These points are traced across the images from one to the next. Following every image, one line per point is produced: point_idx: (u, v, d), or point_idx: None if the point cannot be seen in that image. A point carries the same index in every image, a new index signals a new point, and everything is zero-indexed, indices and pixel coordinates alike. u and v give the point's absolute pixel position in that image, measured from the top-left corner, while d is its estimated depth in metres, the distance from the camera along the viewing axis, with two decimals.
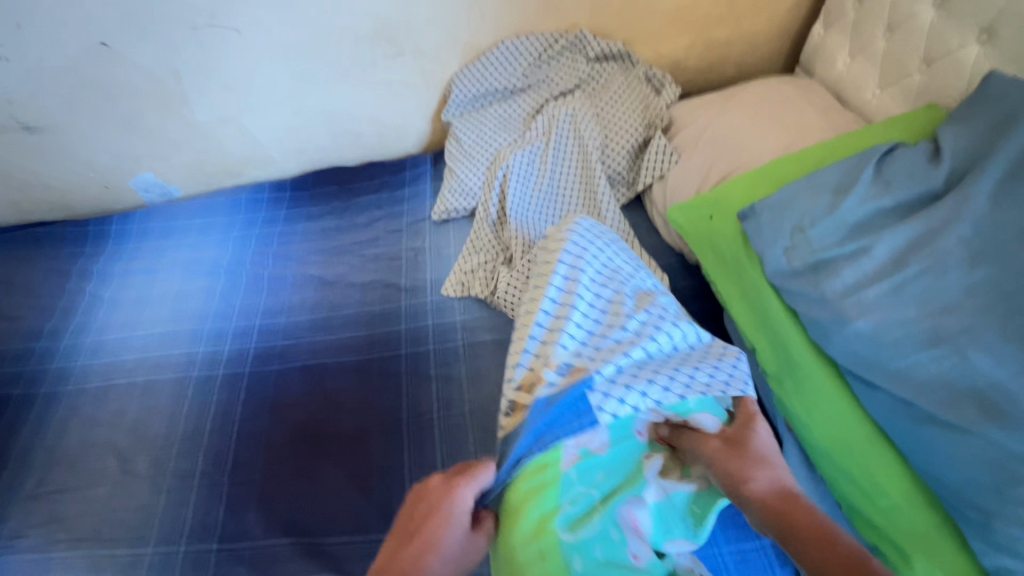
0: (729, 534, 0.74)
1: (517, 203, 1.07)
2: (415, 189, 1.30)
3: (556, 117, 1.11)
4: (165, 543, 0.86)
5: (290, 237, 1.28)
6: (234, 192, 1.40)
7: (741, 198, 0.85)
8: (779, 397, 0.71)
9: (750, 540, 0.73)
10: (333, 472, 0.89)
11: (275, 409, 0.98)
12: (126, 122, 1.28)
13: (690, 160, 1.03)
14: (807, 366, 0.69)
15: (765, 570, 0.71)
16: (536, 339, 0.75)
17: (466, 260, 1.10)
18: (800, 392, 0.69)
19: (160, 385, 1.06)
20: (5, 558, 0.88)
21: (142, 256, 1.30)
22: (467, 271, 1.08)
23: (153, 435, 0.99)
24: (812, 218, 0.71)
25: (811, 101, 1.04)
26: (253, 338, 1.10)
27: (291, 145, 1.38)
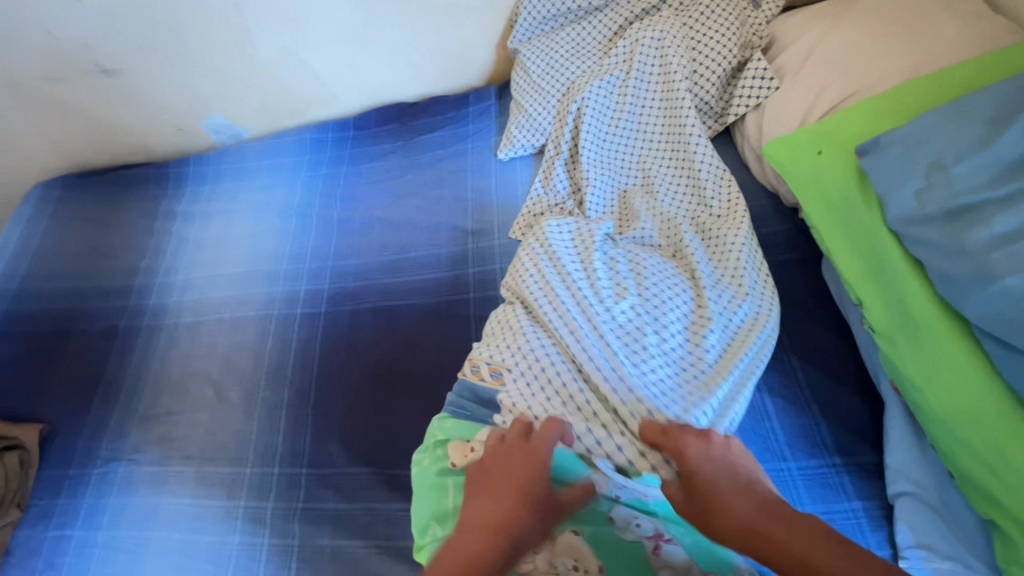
0: (813, 493, 0.68)
1: (592, 141, 1.00)
2: (480, 126, 1.24)
3: (639, 41, 1.00)
4: (261, 465, 0.94)
5: (356, 177, 1.27)
6: (299, 132, 1.40)
7: (862, 131, 0.73)
8: (886, 358, 0.65)
9: (839, 501, 0.67)
10: (408, 410, 0.93)
11: (352, 347, 1.02)
12: (193, 61, 1.28)
13: (795, 85, 0.91)
14: (929, 327, 0.61)
15: (851, 533, 0.65)
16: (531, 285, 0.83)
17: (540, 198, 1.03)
18: (914, 355, 0.62)
19: (245, 321, 1.13)
20: (130, 469, 1.00)
21: (218, 198, 1.35)
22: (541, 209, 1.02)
23: (242, 367, 1.06)
24: (957, 154, 0.60)
25: (954, 6, 0.86)
26: (326, 280, 1.13)
27: (352, 80, 1.34)
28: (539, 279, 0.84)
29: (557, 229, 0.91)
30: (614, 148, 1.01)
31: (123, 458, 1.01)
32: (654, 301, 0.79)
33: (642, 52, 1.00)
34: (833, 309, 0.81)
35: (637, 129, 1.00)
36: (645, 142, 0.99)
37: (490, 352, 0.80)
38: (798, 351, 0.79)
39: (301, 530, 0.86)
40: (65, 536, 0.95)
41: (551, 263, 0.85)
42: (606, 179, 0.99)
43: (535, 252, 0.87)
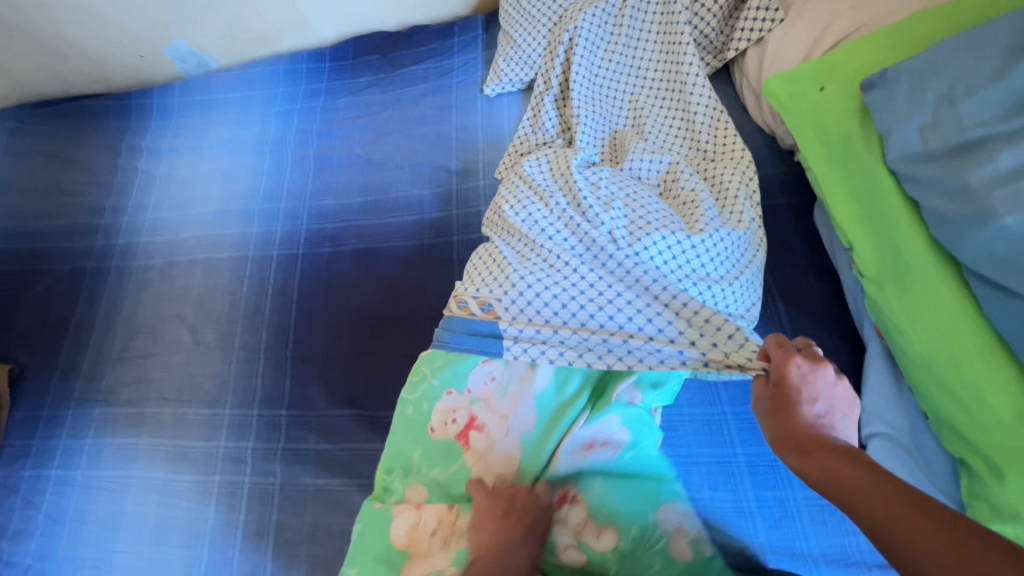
0: None
1: (584, 75, 0.94)
2: (466, 58, 1.16)
3: None
4: (240, 406, 0.93)
5: (333, 113, 1.20)
6: (271, 62, 1.30)
7: (868, 65, 0.69)
8: (873, 301, 0.64)
9: None
10: (390, 353, 0.91)
11: (332, 290, 0.99)
12: None
13: (799, 18, 0.85)
14: (920, 270, 0.60)
15: None
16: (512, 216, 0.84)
17: (529, 134, 0.97)
18: (901, 298, 0.61)
19: (219, 262, 1.08)
20: (107, 410, 0.98)
21: (186, 132, 1.27)
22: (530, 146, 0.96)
23: (218, 310, 1.03)
24: (968, 87, 0.57)
25: None
26: (304, 221, 1.08)
27: (326, 4, 1.24)
28: (526, 215, 0.83)
29: (537, 169, 0.88)
30: (607, 84, 0.95)
31: (99, 400, 0.99)
32: (638, 224, 0.78)
33: None
34: (822, 255, 0.79)
35: (632, 64, 0.95)
36: (640, 79, 0.94)
37: (475, 288, 0.80)
38: (785, 298, 0.78)
39: (284, 469, 0.86)
40: (43, 475, 0.94)
41: (533, 201, 0.84)
42: (598, 117, 0.93)
43: (518, 195, 0.86)
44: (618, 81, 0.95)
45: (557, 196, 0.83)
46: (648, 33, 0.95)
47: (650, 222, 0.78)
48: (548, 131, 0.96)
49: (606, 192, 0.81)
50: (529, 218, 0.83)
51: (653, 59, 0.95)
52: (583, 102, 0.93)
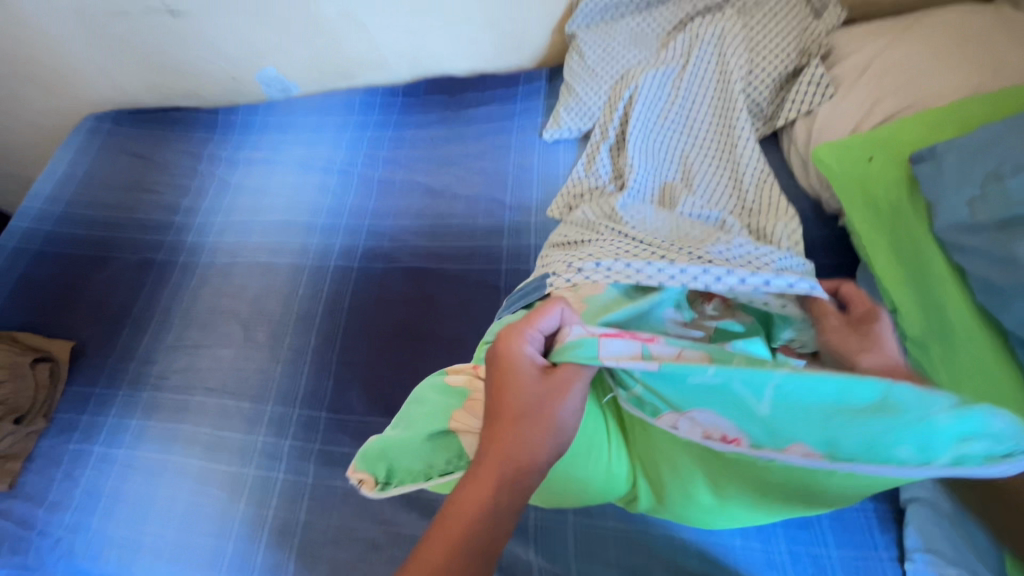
0: None
1: (637, 131, 1.01)
2: (527, 105, 1.26)
3: (699, 37, 1.02)
4: (281, 404, 0.97)
5: (400, 143, 1.29)
6: (348, 94, 1.42)
7: (915, 141, 0.74)
8: (919, 364, 0.64)
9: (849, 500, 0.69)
10: (431, 368, 0.95)
11: (382, 303, 1.04)
12: (256, 11, 1.31)
13: (848, 95, 0.92)
14: (964, 334, 0.62)
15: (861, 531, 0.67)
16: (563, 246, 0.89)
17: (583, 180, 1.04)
18: (950, 363, 0.62)
19: (278, 267, 1.15)
20: (154, 394, 1.02)
21: (263, 148, 1.38)
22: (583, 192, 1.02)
23: (272, 311, 1.09)
24: (1015, 164, 0.60)
25: (1017, 32, 0.87)
26: (362, 237, 1.16)
27: (406, 48, 1.36)
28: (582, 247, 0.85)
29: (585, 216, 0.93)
30: (658, 140, 1.01)
31: (149, 383, 1.04)
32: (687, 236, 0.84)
33: (700, 48, 1.02)
34: None
35: (685, 124, 1.01)
36: (692, 137, 1.00)
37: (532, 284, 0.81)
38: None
39: (316, 469, 0.88)
40: (86, 450, 0.98)
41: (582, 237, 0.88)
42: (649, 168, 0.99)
43: (564, 237, 0.91)
44: (668, 139, 1.01)
45: (601, 222, 0.91)
46: (703, 95, 1.01)
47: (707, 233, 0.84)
48: (599, 180, 1.02)
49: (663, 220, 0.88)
50: (573, 252, 0.82)
51: (706, 121, 1.00)
52: (636, 151, 0.99)
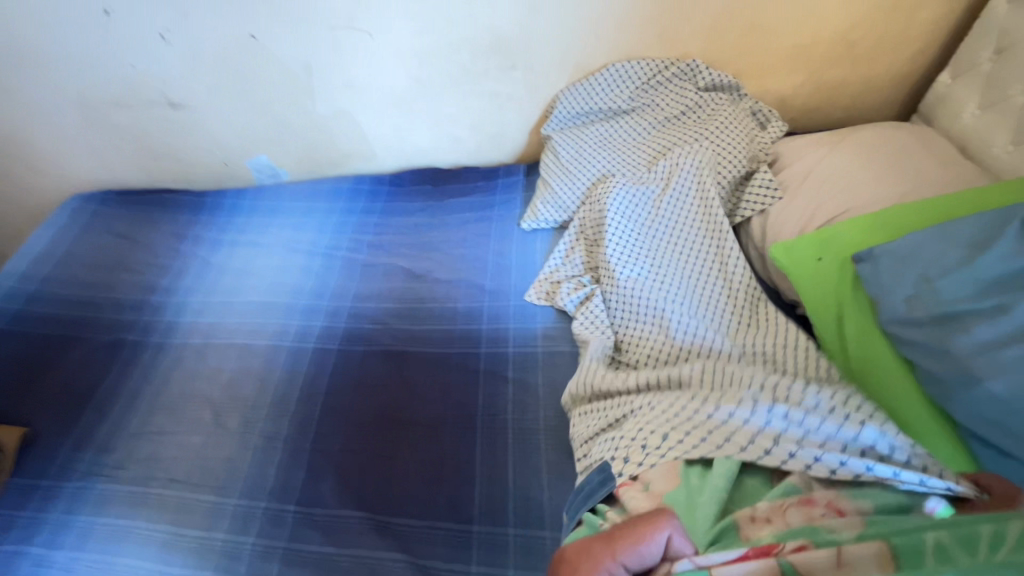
0: None
1: (619, 246, 1.03)
2: (507, 197, 1.35)
3: (679, 165, 1.07)
4: (247, 497, 0.92)
5: (384, 228, 1.35)
6: (336, 182, 1.50)
7: (855, 243, 0.82)
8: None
9: None
10: (408, 456, 0.92)
11: (359, 388, 1.03)
12: (255, 107, 1.40)
13: (795, 198, 1.02)
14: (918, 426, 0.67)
15: None
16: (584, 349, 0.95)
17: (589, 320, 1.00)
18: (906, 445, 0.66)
19: (255, 349, 1.14)
20: (108, 486, 0.96)
21: (249, 230, 1.41)
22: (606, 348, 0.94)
23: (245, 395, 1.06)
24: (941, 268, 0.68)
25: (932, 150, 1.00)
26: (343, 320, 1.17)
27: (393, 142, 1.46)
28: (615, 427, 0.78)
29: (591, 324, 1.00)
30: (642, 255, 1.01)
31: (104, 474, 0.98)
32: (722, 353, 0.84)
33: (681, 174, 1.06)
34: None
35: (667, 240, 1.01)
36: (676, 254, 0.99)
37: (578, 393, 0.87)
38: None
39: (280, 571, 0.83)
40: (22, 552, 0.90)
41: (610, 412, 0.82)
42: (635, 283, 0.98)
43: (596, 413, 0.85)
44: (653, 255, 1.00)
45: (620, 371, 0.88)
46: (685, 215, 1.03)
47: (753, 348, 0.83)
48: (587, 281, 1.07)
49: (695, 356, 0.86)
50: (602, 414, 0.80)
51: (690, 239, 1.00)
52: (645, 289, 0.96)
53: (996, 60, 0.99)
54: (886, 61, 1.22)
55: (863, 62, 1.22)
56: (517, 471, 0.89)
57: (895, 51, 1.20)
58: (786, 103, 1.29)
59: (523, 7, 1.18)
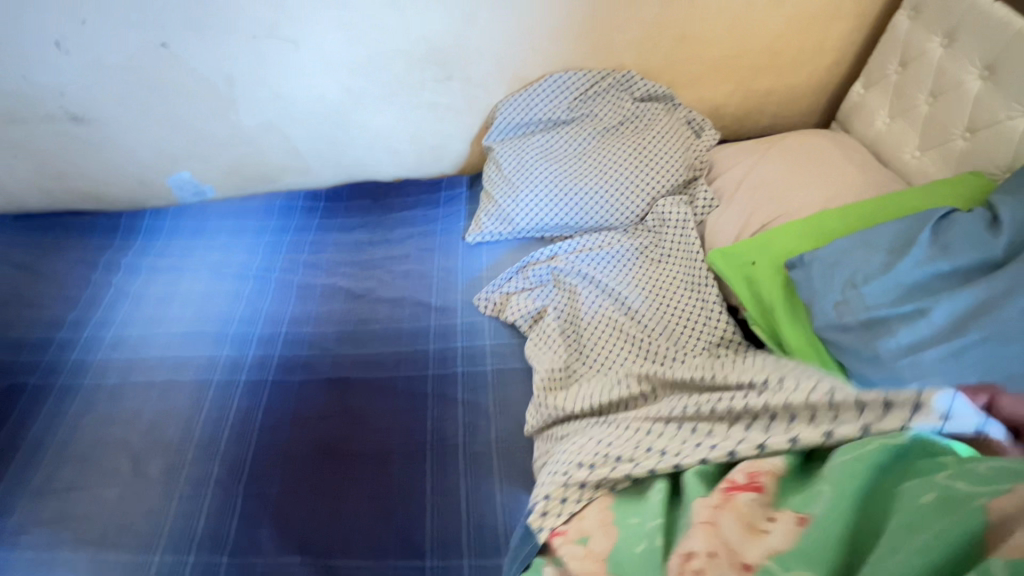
0: None
1: (602, 288, 1.02)
2: (450, 210, 1.31)
3: (669, 214, 1.07)
4: (173, 553, 0.83)
5: (322, 247, 1.28)
6: (268, 198, 1.41)
7: (786, 249, 0.85)
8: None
9: None
10: (353, 491, 0.87)
11: (298, 421, 0.97)
12: (173, 121, 1.30)
13: (730, 205, 1.05)
14: None
15: None
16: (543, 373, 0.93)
17: (540, 339, 0.99)
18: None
19: (180, 385, 1.05)
20: (5, 555, 0.85)
21: (171, 254, 1.30)
22: (556, 378, 0.92)
23: (168, 438, 0.97)
24: (865, 274, 0.70)
25: (850, 156, 1.06)
26: (278, 347, 1.09)
27: (328, 156, 1.39)
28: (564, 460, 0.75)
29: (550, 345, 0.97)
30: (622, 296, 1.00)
31: (0, 541, 0.86)
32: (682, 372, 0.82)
33: (671, 225, 1.06)
34: None
35: (648, 284, 1.00)
36: (656, 299, 0.98)
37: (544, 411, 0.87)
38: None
39: None
40: None
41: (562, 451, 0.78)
42: (617, 327, 0.96)
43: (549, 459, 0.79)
44: (636, 297, 0.99)
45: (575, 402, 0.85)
46: (668, 263, 1.03)
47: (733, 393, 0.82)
48: (554, 313, 1.01)
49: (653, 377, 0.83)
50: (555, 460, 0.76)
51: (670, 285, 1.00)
52: (623, 331, 0.95)
53: (902, 72, 1.06)
54: (806, 71, 1.28)
55: (785, 72, 1.28)
56: (470, 497, 0.85)
57: (814, 62, 1.26)
58: (718, 111, 1.33)
59: (457, 17, 1.15)
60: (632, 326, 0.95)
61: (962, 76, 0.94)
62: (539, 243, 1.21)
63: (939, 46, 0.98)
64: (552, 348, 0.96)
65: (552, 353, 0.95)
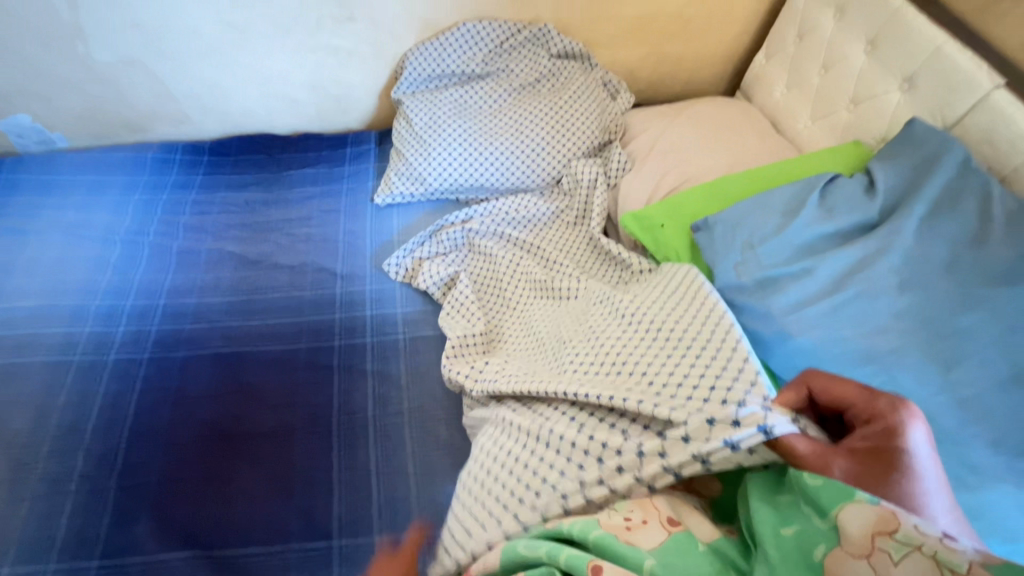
0: None
1: (515, 252, 1.01)
2: (357, 168, 1.21)
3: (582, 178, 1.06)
4: (25, 562, 0.71)
5: (207, 207, 1.13)
6: (137, 149, 1.21)
7: (693, 212, 0.87)
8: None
9: None
10: (250, 474, 0.80)
11: (182, 402, 0.86)
12: (0, 49, 1.06)
13: (642, 168, 1.06)
14: None
15: None
16: (455, 336, 0.89)
17: (455, 306, 0.94)
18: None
19: (28, 368, 0.89)
20: None
21: (9, 214, 1.09)
22: (472, 341, 0.89)
23: (14, 431, 0.82)
24: (762, 236, 0.73)
25: (752, 125, 1.10)
26: (155, 321, 0.96)
27: (211, 102, 1.21)
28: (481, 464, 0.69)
29: (463, 311, 0.94)
30: (535, 260, 0.99)
31: None
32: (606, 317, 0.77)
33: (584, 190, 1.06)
34: None
35: (561, 248, 1.00)
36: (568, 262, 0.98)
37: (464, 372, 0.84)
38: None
39: None
40: None
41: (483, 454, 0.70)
42: (532, 289, 0.94)
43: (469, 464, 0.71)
44: (549, 261, 0.98)
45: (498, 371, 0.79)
46: (578, 232, 1.03)
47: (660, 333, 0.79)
48: (466, 280, 0.97)
49: (576, 332, 0.78)
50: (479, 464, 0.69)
51: (580, 250, 1.00)
52: (537, 293, 0.94)
53: (799, 44, 1.11)
54: (715, 39, 1.31)
55: (696, 38, 1.30)
56: (379, 470, 0.81)
57: (722, 30, 1.29)
58: (633, 74, 1.33)
59: None
60: (544, 287, 0.94)
61: (849, 51, 0.99)
62: (453, 205, 1.15)
63: (831, 20, 1.04)
64: (466, 313, 0.93)
65: (466, 318, 0.92)
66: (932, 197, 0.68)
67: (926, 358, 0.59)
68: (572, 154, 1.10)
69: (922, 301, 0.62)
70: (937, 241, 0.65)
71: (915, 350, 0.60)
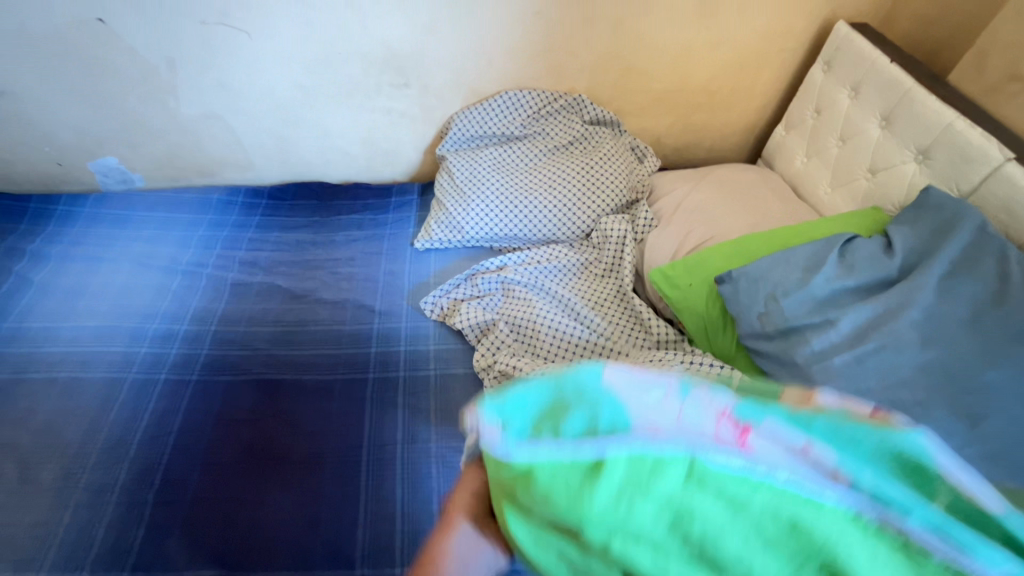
0: None
1: (550, 299, 1.05)
2: (400, 215, 1.31)
3: (613, 234, 1.12)
4: (62, 568, 0.74)
5: (262, 244, 1.23)
6: (205, 192, 1.34)
7: (717, 267, 0.92)
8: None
9: None
10: (280, 498, 0.82)
11: (221, 423, 0.90)
12: (100, 101, 1.21)
13: (668, 225, 1.12)
14: None
15: None
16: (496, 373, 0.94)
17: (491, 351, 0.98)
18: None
19: (86, 383, 0.95)
20: None
21: (87, 243, 1.20)
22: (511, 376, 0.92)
23: (66, 441, 0.87)
24: (785, 289, 0.76)
25: (773, 189, 1.17)
26: (205, 345, 1.02)
27: (275, 152, 1.35)
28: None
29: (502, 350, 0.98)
30: (568, 307, 1.04)
31: None
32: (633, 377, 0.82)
33: (614, 247, 1.12)
34: None
35: (592, 299, 1.05)
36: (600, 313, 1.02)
37: None
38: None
39: None
40: None
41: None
42: (567, 335, 0.98)
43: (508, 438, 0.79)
44: (580, 310, 1.02)
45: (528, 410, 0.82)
46: (609, 286, 1.08)
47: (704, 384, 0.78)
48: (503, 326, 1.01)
49: None
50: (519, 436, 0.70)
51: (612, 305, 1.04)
52: (570, 339, 0.97)
53: (817, 118, 1.19)
54: (738, 112, 1.41)
55: (720, 111, 1.40)
56: (405, 503, 0.83)
57: (744, 104, 1.39)
58: (660, 140, 1.43)
59: (420, 28, 1.16)
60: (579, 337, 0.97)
61: (866, 125, 1.06)
62: (487, 252, 1.23)
63: (847, 98, 1.12)
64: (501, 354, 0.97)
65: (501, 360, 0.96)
66: (951, 258, 0.71)
67: (954, 412, 0.60)
68: (604, 211, 1.17)
69: (946, 356, 0.63)
70: (957, 300, 0.67)
71: (941, 404, 0.60)
